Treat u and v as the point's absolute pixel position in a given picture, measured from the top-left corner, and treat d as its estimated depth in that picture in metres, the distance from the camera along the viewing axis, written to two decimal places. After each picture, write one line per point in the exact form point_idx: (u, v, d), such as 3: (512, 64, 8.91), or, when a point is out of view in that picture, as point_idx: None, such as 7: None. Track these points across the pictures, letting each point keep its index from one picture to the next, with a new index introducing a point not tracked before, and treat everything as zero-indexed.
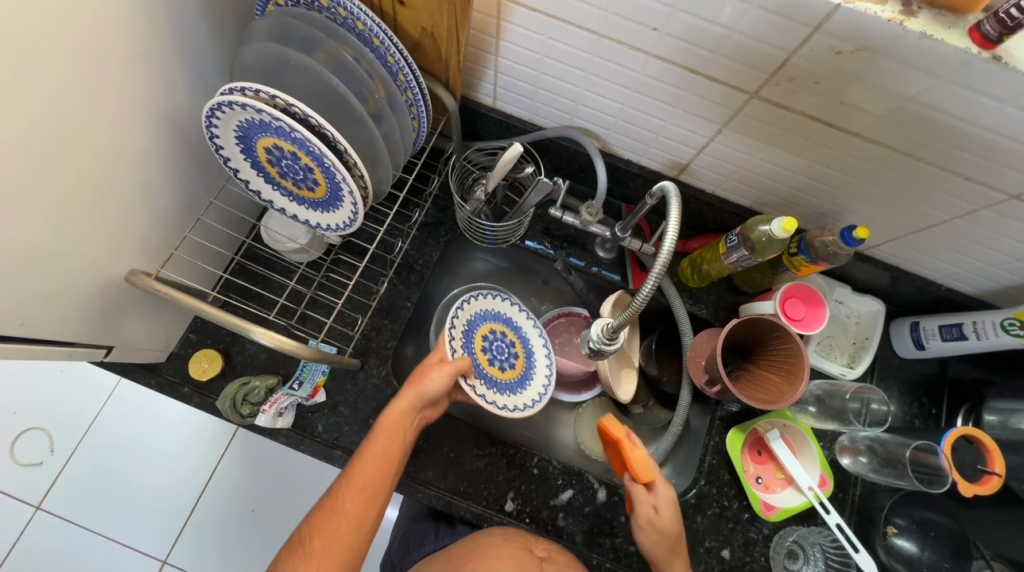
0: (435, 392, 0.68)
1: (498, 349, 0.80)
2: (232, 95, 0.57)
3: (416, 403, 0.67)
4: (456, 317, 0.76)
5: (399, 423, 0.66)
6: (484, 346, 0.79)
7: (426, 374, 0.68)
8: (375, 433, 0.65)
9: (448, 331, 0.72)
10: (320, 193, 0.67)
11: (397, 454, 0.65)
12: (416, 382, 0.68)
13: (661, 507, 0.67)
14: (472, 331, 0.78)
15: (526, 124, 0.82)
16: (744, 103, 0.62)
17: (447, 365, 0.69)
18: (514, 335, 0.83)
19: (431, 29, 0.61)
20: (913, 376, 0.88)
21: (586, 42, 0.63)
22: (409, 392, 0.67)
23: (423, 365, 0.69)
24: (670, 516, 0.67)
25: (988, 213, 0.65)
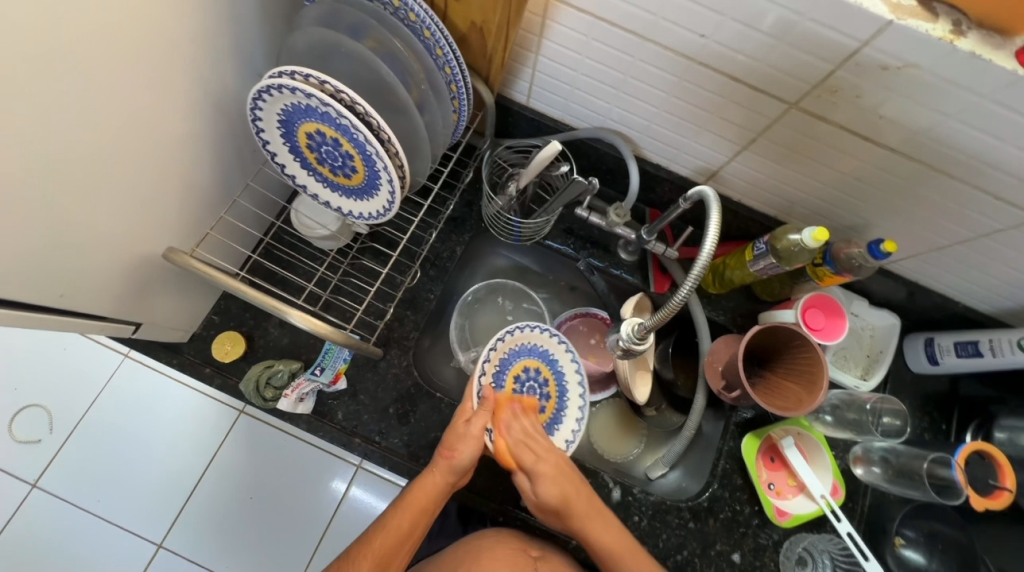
0: (465, 465, 0.66)
1: (531, 388, 0.77)
2: (282, 78, 0.57)
3: (447, 474, 0.66)
4: (489, 355, 0.74)
5: (428, 496, 0.66)
6: (515, 386, 0.76)
7: (456, 446, 0.65)
8: (403, 500, 0.65)
9: (476, 377, 0.70)
10: (356, 180, 0.68)
11: (424, 521, 0.66)
12: (447, 453, 0.66)
13: (541, 491, 0.66)
14: (503, 369, 0.76)
15: (559, 124, 0.83)
16: (782, 112, 0.63)
17: (472, 429, 0.66)
18: (549, 371, 0.79)
19: (481, 24, 0.62)
20: (925, 391, 0.90)
21: (630, 45, 0.63)
22: (442, 465, 0.66)
23: (454, 433, 0.66)
24: (549, 494, 0.66)
25: (1013, 233, 0.66)
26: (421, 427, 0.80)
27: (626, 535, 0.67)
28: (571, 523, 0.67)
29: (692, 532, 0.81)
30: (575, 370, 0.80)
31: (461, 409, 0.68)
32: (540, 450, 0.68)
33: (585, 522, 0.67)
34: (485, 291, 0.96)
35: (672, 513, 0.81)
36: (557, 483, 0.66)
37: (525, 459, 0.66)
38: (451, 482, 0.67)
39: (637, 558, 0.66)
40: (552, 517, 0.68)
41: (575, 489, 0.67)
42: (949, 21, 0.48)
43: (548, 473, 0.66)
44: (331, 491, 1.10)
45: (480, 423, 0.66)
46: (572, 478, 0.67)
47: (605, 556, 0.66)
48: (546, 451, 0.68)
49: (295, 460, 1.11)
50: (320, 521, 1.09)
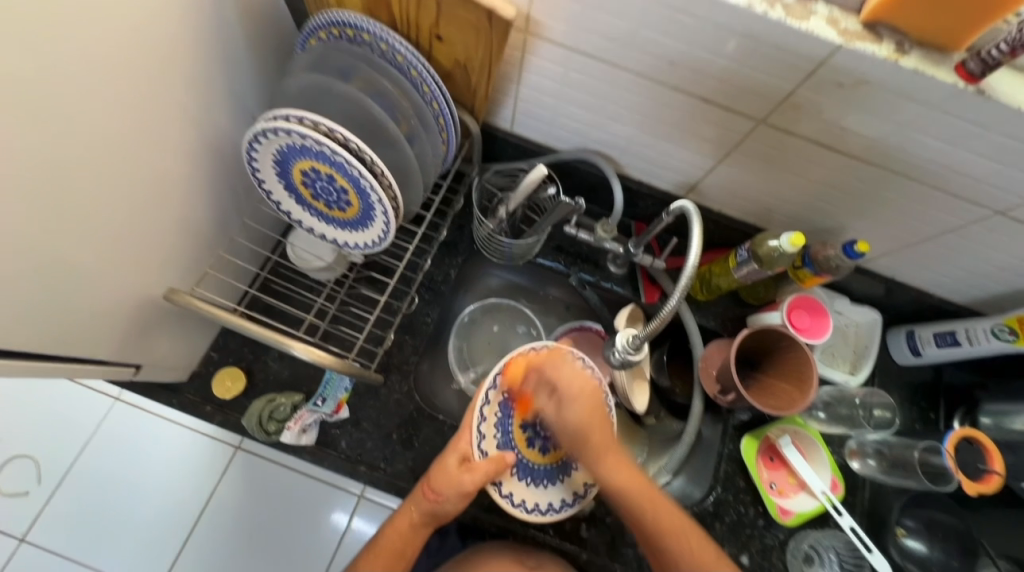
0: (446, 511, 0.64)
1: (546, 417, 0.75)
2: (277, 122, 0.59)
3: (424, 515, 0.65)
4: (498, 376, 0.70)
5: (401, 543, 0.66)
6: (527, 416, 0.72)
7: (441, 492, 0.63)
8: (376, 545, 0.66)
9: (477, 405, 0.67)
10: (351, 213, 0.70)
11: (400, 564, 0.66)
12: (429, 497, 0.64)
13: (563, 409, 0.67)
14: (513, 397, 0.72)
15: (542, 147, 0.87)
16: (751, 128, 0.68)
17: (462, 475, 0.63)
18: None
19: (465, 62, 0.66)
20: (911, 383, 0.93)
21: (605, 73, 0.67)
22: (421, 505, 0.65)
23: (442, 476, 0.63)
24: (572, 416, 0.66)
25: (975, 228, 0.70)
26: (425, 451, 0.80)
27: (642, 470, 0.67)
28: (587, 452, 0.66)
29: None
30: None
31: (454, 443, 0.66)
32: (565, 371, 0.67)
33: (602, 454, 0.66)
34: (481, 312, 1.00)
35: None
36: (580, 406, 0.66)
37: (554, 374, 0.68)
38: (428, 523, 0.66)
39: (654, 499, 0.65)
40: (571, 442, 0.67)
41: (598, 418, 0.66)
42: (892, 42, 0.53)
43: (576, 388, 0.67)
44: (331, 524, 1.09)
45: (478, 473, 0.63)
46: (599, 408, 0.67)
47: (623, 496, 0.65)
48: (572, 375, 0.67)
49: (296, 495, 1.10)
50: (322, 556, 1.07)
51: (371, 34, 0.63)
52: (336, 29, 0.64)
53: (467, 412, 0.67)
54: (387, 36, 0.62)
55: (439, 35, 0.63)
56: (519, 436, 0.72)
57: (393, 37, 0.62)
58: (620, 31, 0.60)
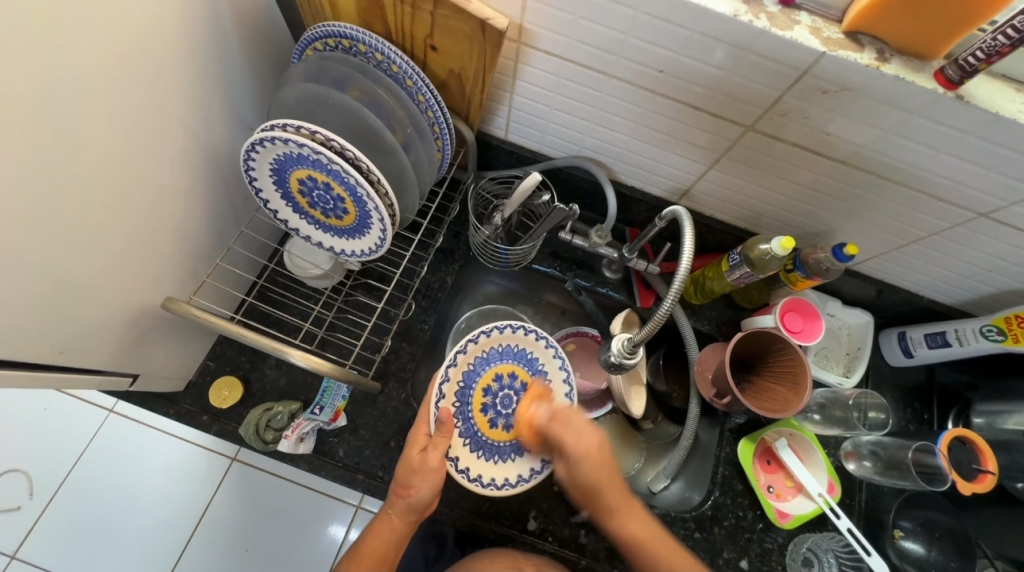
0: (423, 500, 0.64)
1: (507, 396, 0.77)
2: (274, 131, 0.60)
3: (405, 513, 0.65)
4: (455, 362, 0.73)
5: (385, 542, 0.65)
6: (485, 395, 0.76)
7: (411, 483, 0.64)
8: (360, 548, 0.65)
9: (433, 389, 0.69)
10: (347, 221, 0.71)
11: (386, 566, 0.66)
12: (404, 493, 0.64)
13: (574, 473, 0.62)
14: (470, 384, 0.75)
15: (536, 154, 0.88)
16: (740, 135, 0.69)
17: (427, 465, 0.64)
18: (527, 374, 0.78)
19: (459, 71, 0.67)
20: (905, 385, 0.94)
21: (596, 82, 0.69)
22: (398, 503, 0.65)
23: (407, 469, 0.64)
24: (581, 480, 0.62)
25: (961, 230, 0.72)
26: None
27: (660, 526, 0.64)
28: (603, 514, 0.63)
29: (699, 542, 0.81)
30: (558, 367, 0.78)
31: (413, 436, 0.66)
32: (571, 432, 0.62)
33: (621, 513, 0.62)
34: (478, 318, 0.99)
35: (677, 524, 0.82)
36: (590, 470, 0.61)
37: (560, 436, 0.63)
38: (411, 519, 0.66)
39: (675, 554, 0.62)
40: (585, 501, 0.64)
41: (608, 469, 0.61)
42: (873, 50, 0.55)
43: (578, 455, 0.61)
44: (328, 536, 1.08)
45: (435, 452, 0.64)
46: (611, 468, 0.62)
47: (645, 553, 0.62)
48: (580, 434, 0.62)
49: (294, 506, 1.09)
50: (319, 569, 1.06)
51: (366, 45, 0.64)
52: (332, 40, 0.65)
53: (423, 406, 0.68)
54: (383, 47, 0.63)
55: (433, 45, 0.65)
56: (480, 419, 0.75)
57: (389, 47, 0.63)
58: (610, 42, 0.62)
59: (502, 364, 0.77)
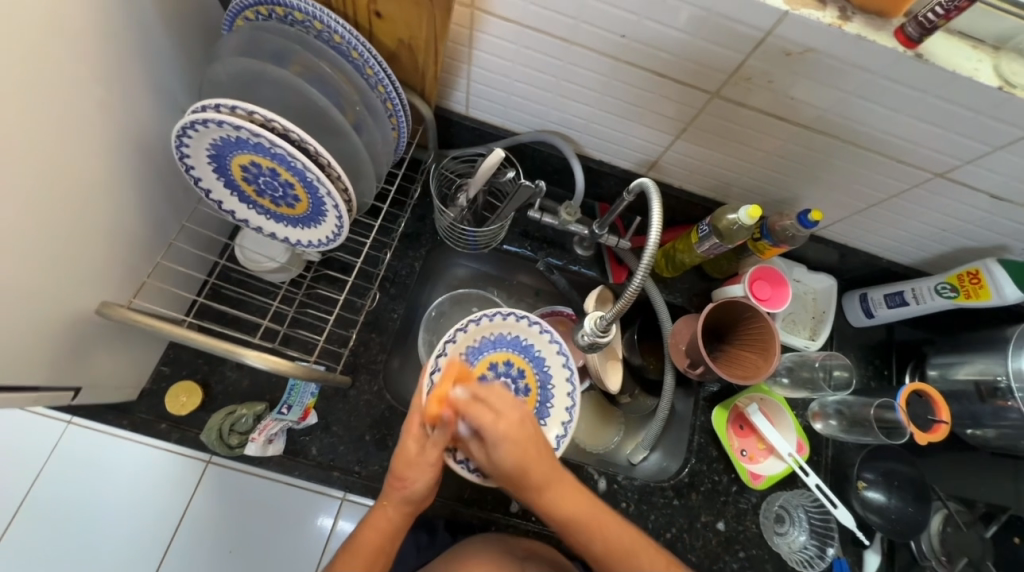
0: (421, 492, 0.62)
1: (504, 382, 0.77)
2: (206, 113, 0.55)
3: (401, 505, 0.63)
4: (449, 346, 0.74)
5: (380, 534, 0.63)
6: (482, 383, 0.76)
7: (406, 475, 0.61)
8: (353, 546, 0.62)
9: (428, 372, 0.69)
10: (300, 209, 0.66)
11: (382, 559, 0.63)
12: (400, 485, 0.62)
13: (495, 454, 0.59)
14: (465, 372, 0.75)
15: (499, 130, 0.85)
16: (706, 102, 0.67)
17: (422, 459, 0.61)
18: (522, 361, 0.79)
19: (409, 40, 0.62)
20: (866, 343, 0.97)
21: (557, 50, 0.65)
22: (394, 495, 0.63)
23: (403, 462, 0.61)
24: (502, 460, 0.59)
25: (918, 190, 0.73)
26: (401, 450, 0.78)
27: (588, 494, 0.62)
28: (527, 492, 0.61)
29: (677, 509, 0.83)
30: (554, 349, 0.79)
31: (407, 428, 0.61)
32: (490, 412, 0.58)
33: (547, 489, 0.60)
34: (450, 303, 0.97)
35: (657, 494, 0.84)
36: (512, 449, 0.58)
37: (478, 418, 0.58)
38: (407, 511, 0.64)
39: (606, 524, 0.61)
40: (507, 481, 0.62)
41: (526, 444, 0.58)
42: (835, 8, 0.53)
43: (500, 435, 0.57)
44: (314, 530, 1.06)
45: (436, 448, 0.60)
46: (534, 443, 0.59)
47: (571, 529, 0.61)
48: (499, 415, 0.58)
49: (275, 504, 1.06)
50: (305, 564, 1.04)
51: (303, 12, 0.58)
52: (265, 8, 0.59)
53: (417, 395, 0.65)
54: (322, 15, 0.58)
55: (377, 12, 0.59)
56: None
57: (329, 15, 0.58)
58: (569, 5, 0.58)
59: (497, 352, 0.79)
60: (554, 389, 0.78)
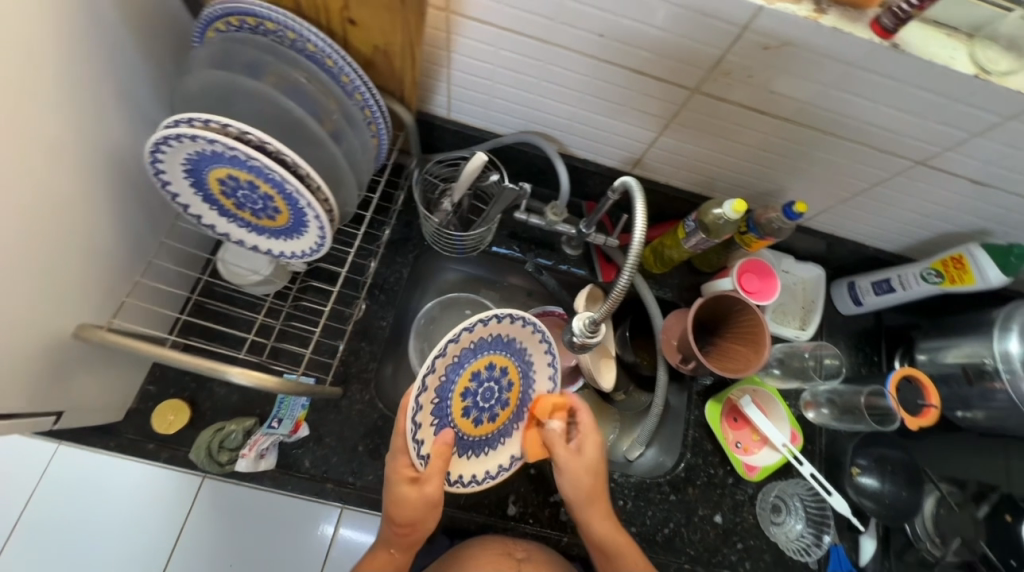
0: (428, 526, 0.65)
1: (489, 387, 0.71)
2: (178, 127, 0.53)
3: (404, 546, 0.67)
4: (425, 378, 0.62)
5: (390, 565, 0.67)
6: (464, 396, 0.68)
7: (412, 519, 0.63)
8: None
9: (408, 419, 0.60)
10: (281, 220, 0.65)
11: None
12: (411, 525, 0.63)
13: (579, 456, 0.71)
14: (445, 395, 0.66)
15: (482, 133, 0.84)
16: (687, 98, 0.67)
17: (426, 504, 0.62)
18: (504, 358, 0.72)
19: (384, 46, 0.61)
20: (856, 331, 0.98)
21: (536, 51, 0.65)
22: (403, 536, 0.65)
23: (403, 508, 0.62)
24: (586, 462, 0.71)
25: (900, 179, 0.73)
26: None
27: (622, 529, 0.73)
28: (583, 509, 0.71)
29: (675, 504, 0.84)
30: (537, 339, 0.74)
31: (397, 474, 0.62)
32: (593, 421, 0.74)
33: (597, 513, 0.71)
34: (439, 308, 0.96)
35: (653, 489, 0.84)
36: (594, 457, 0.72)
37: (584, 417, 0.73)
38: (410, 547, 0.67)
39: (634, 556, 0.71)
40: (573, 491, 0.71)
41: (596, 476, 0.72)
42: (810, 1, 0.53)
43: (593, 439, 0.72)
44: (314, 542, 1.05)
45: (437, 478, 0.62)
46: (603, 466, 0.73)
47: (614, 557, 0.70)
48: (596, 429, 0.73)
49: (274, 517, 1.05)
50: None
51: (274, 22, 0.57)
52: (235, 18, 0.58)
53: (400, 442, 0.61)
54: (294, 24, 0.57)
55: (351, 19, 0.58)
56: (463, 422, 0.69)
57: (301, 24, 0.57)
58: (545, 5, 0.58)
59: (477, 359, 0.68)
60: (535, 375, 0.76)
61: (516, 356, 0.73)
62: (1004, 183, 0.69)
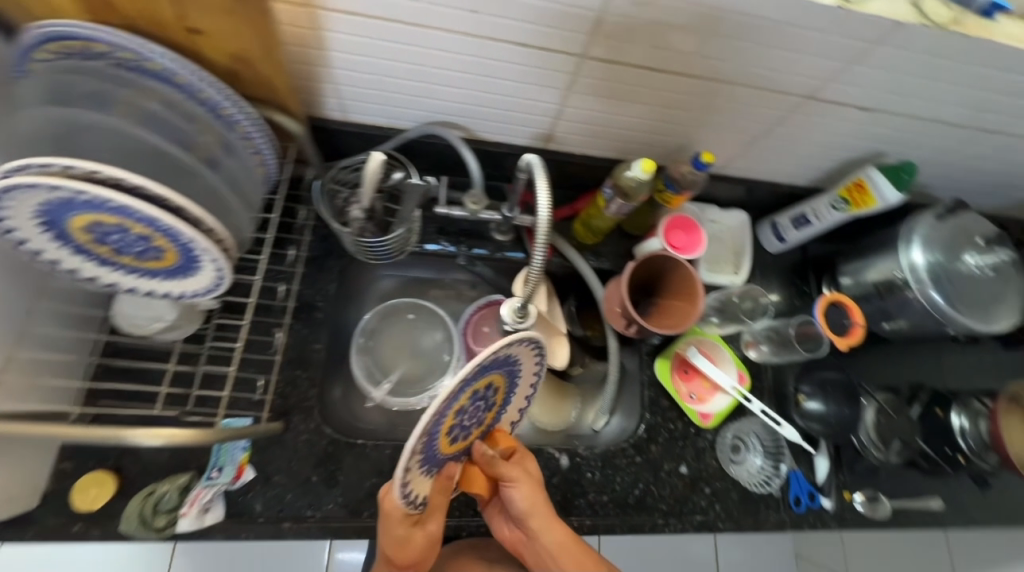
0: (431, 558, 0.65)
1: (479, 404, 0.63)
2: (11, 178, 0.47)
3: None
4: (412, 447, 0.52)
5: None
6: (451, 426, 0.60)
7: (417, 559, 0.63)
8: None
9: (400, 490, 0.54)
10: (169, 260, 0.59)
11: None
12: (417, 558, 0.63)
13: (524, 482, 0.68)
14: (433, 439, 0.57)
15: (384, 130, 0.80)
16: (579, 65, 0.66)
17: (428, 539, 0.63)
18: (492, 376, 0.62)
19: (241, 54, 0.56)
20: (786, 267, 1.02)
21: (415, 36, 0.61)
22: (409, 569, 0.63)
23: (407, 551, 0.62)
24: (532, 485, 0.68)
25: (795, 115, 0.76)
26: (353, 481, 0.75)
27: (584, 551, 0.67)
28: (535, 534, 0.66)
29: (641, 465, 0.86)
30: (529, 345, 0.64)
31: (395, 525, 0.60)
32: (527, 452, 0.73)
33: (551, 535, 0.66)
34: (378, 319, 0.93)
35: (619, 456, 0.85)
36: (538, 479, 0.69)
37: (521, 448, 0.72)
38: None
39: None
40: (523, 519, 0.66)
41: (535, 490, 0.68)
42: None
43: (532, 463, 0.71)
44: None
45: (438, 513, 0.64)
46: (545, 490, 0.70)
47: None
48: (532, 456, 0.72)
49: None
50: None
51: (106, 43, 0.51)
52: (55, 44, 0.51)
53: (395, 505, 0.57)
54: (128, 44, 0.51)
55: (192, 27, 0.52)
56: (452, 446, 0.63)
57: (136, 42, 0.51)
58: None
59: (467, 390, 0.59)
60: (521, 374, 0.69)
61: (507, 367, 0.64)
62: (886, 106, 0.73)
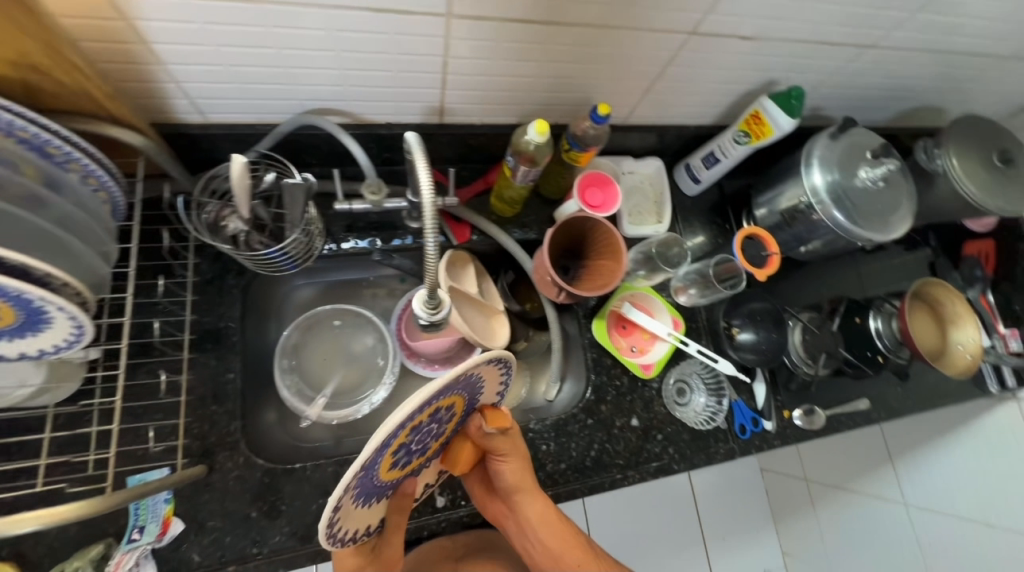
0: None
1: (427, 431, 0.57)
2: None
3: None
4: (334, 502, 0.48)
5: None
6: (392, 459, 0.55)
7: None
8: None
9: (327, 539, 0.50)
10: (7, 317, 0.50)
11: None
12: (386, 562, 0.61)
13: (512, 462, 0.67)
14: (368, 479, 0.52)
15: (256, 127, 0.71)
16: (448, 25, 0.60)
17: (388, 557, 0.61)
18: (440, 406, 0.54)
19: (24, 60, 0.47)
20: (706, 207, 1.04)
21: (250, 14, 0.53)
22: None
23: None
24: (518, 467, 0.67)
25: (685, 53, 0.74)
26: (297, 508, 0.71)
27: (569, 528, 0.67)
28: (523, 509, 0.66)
29: (594, 426, 0.86)
30: (483, 367, 0.55)
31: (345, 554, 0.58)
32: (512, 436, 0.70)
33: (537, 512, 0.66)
34: (301, 332, 0.87)
35: (571, 422, 0.86)
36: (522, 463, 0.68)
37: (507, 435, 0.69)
38: None
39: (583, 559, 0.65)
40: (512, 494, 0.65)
41: (523, 466, 0.67)
42: None
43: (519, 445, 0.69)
44: None
45: (396, 534, 0.63)
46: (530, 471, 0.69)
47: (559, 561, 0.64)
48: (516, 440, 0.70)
49: None
50: None
51: None
52: None
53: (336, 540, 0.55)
54: None
55: None
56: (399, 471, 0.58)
57: None
58: None
59: (404, 431, 0.51)
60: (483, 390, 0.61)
61: (459, 392, 0.56)
62: (768, 32, 0.72)
